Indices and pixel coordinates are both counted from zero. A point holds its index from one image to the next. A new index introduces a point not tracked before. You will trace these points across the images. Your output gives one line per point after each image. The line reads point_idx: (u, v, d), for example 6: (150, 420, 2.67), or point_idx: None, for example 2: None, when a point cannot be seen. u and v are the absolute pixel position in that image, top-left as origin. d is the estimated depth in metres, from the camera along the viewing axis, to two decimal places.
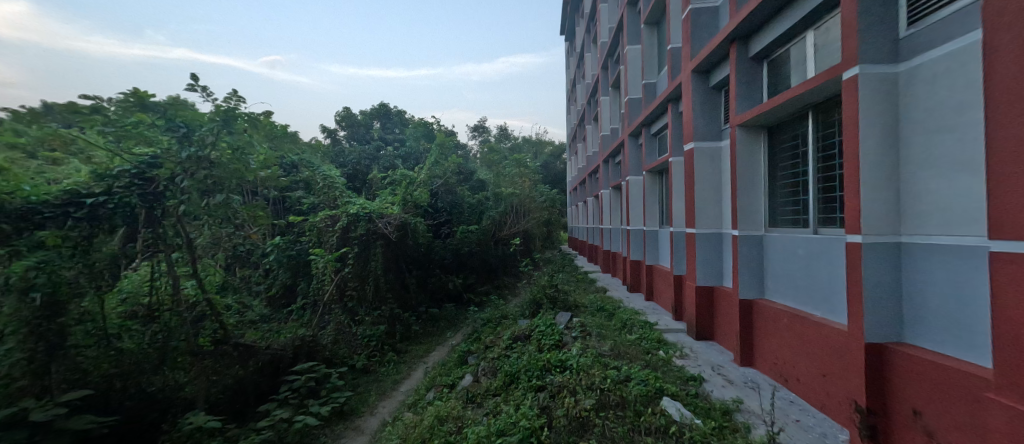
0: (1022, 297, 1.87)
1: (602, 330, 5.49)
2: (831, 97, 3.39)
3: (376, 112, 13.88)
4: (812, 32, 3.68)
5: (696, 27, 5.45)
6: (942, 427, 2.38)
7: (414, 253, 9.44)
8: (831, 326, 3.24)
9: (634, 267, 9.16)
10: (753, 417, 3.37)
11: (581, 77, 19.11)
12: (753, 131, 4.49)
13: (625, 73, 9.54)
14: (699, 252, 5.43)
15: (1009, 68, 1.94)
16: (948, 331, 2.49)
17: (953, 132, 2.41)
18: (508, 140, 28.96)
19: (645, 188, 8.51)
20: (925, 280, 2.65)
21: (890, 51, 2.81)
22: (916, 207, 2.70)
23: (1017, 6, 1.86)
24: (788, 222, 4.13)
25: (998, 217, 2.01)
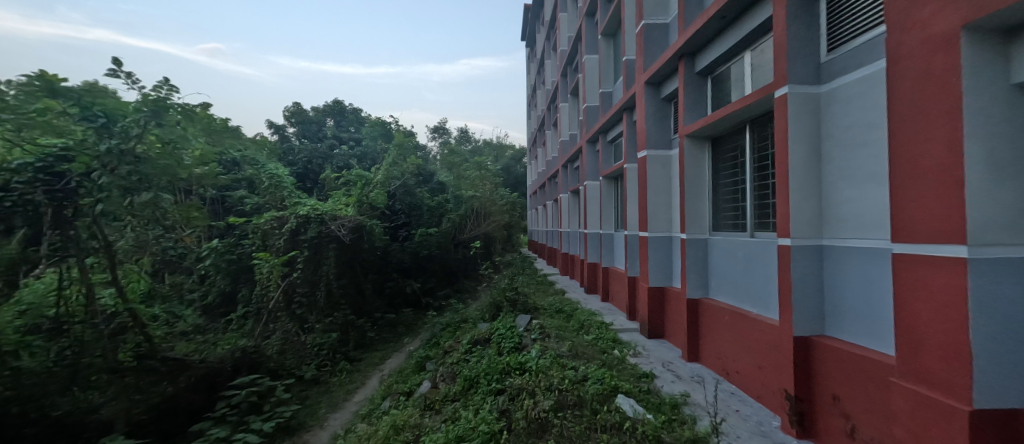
0: (921, 292, 2.16)
1: (561, 331, 5.59)
2: (765, 112, 3.72)
3: (330, 109, 13.21)
4: (750, 52, 4.02)
5: (649, 41, 5.76)
6: (858, 409, 2.67)
7: (370, 257, 9.09)
8: (766, 322, 3.54)
9: (591, 269, 9.46)
10: (699, 409, 3.59)
11: (541, 83, 19.43)
12: (699, 141, 4.81)
13: (584, 82, 9.84)
14: (651, 255, 5.72)
15: (907, 95, 2.26)
16: (860, 323, 2.81)
17: (865, 147, 2.74)
18: (469, 142, 28.80)
19: (602, 193, 8.83)
20: (841, 279, 2.98)
21: (814, 74, 3.15)
22: (835, 213, 3.02)
23: (919, 41, 2.17)
24: (729, 226, 4.46)
25: (901, 223, 2.31)
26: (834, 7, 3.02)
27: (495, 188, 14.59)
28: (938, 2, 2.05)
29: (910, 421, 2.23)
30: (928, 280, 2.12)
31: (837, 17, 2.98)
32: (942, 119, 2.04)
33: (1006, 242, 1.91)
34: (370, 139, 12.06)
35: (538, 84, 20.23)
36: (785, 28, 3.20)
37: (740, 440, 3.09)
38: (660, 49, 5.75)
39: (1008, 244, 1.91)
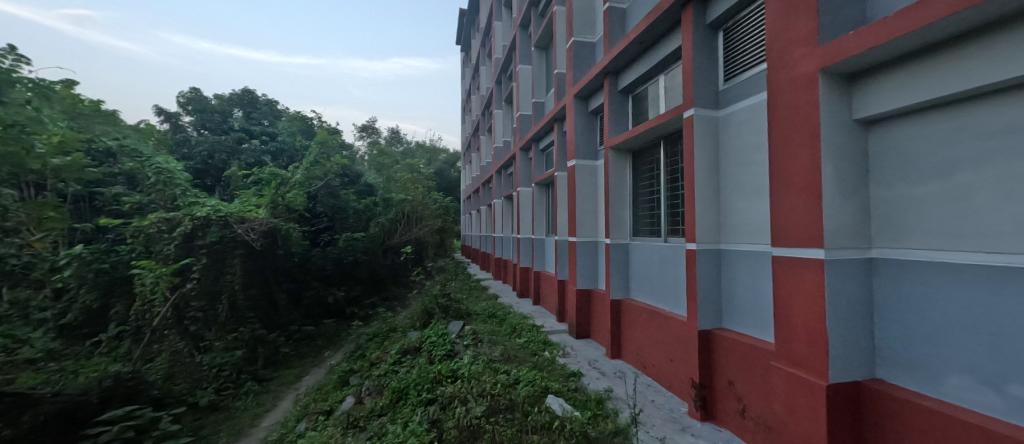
0: (793, 288, 2.58)
1: (493, 336, 5.62)
2: (677, 130, 4.15)
3: (239, 98, 11.71)
4: (664, 76, 4.48)
5: (579, 57, 6.11)
6: (747, 390, 3.10)
7: (285, 264, 8.23)
8: (677, 318, 3.94)
9: (523, 273, 9.66)
10: (620, 403, 3.86)
11: (476, 89, 19.47)
12: (621, 153, 5.21)
13: (517, 90, 10.09)
14: (579, 259, 6.03)
15: (781, 123, 2.70)
16: (749, 316, 3.26)
17: (753, 165, 3.20)
18: (399, 143, 27.69)
19: (534, 199, 9.10)
20: (735, 278, 3.44)
21: (714, 99, 3.60)
22: (730, 221, 3.48)
23: (791, 79, 2.61)
24: (647, 232, 4.89)
25: (777, 230, 2.73)
26: (730, 44, 3.50)
27: (428, 192, 14.20)
28: (806, 48, 2.51)
29: (783, 396, 2.65)
30: (797, 277, 2.55)
31: (733, 52, 3.46)
32: (807, 144, 2.48)
33: (850, 245, 2.39)
34: (287, 135, 10.86)
35: (473, 89, 20.22)
36: (692, 57, 3.62)
37: (655, 428, 3.39)
38: (588, 66, 6.14)
39: (851, 247, 2.39)
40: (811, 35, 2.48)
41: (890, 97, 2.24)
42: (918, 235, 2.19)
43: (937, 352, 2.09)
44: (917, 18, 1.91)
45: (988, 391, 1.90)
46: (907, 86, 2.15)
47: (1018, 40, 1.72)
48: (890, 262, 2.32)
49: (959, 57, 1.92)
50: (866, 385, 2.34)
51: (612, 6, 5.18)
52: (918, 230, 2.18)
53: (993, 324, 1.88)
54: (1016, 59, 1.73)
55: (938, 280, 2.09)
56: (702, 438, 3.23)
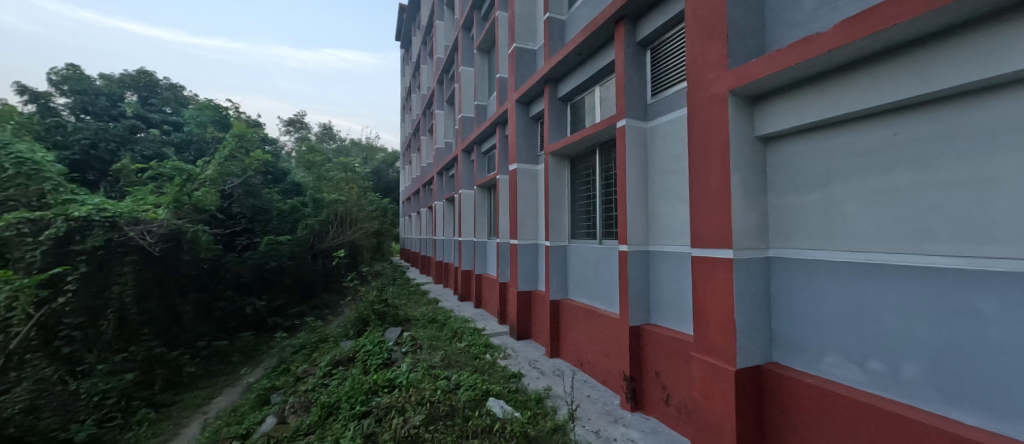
0: (708, 285, 2.88)
1: (433, 342, 5.49)
2: (611, 138, 4.41)
3: (133, 79, 10.11)
4: (599, 87, 4.75)
5: (520, 63, 6.24)
6: (671, 379, 3.38)
7: (194, 272, 7.14)
8: (610, 316, 4.18)
9: (464, 277, 9.55)
10: (559, 400, 3.98)
11: (417, 88, 18.96)
12: (560, 159, 5.40)
13: (459, 92, 10.02)
14: (520, 261, 6.13)
15: (697, 136, 3.00)
16: (673, 312, 3.56)
17: (676, 173, 3.52)
18: (331, 140, 25.90)
19: (475, 202, 9.07)
20: (661, 277, 3.74)
21: (643, 111, 3.90)
22: (657, 224, 3.78)
23: (706, 98, 2.92)
24: (583, 235, 5.11)
25: (696, 232, 3.02)
26: (657, 61, 3.82)
27: (363, 193, 13.45)
28: (718, 71, 2.82)
29: (699, 383, 2.92)
30: (711, 274, 2.85)
31: (660, 69, 3.78)
32: (719, 156, 2.78)
33: (753, 246, 2.72)
34: (196, 125, 9.61)
35: (413, 88, 19.69)
36: (624, 72, 3.89)
37: (590, 421, 3.55)
38: (529, 73, 6.29)
39: (754, 248, 2.73)
40: (723, 59, 2.79)
41: (783, 118, 2.61)
42: (804, 237, 2.57)
43: (819, 336, 2.47)
44: (805, 52, 2.26)
45: (854, 367, 2.30)
46: (796, 109, 2.53)
47: (875, 76, 2.12)
48: (783, 261, 2.69)
49: (834, 87, 2.32)
50: (765, 367, 2.69)
51: (552, 17, 5.37)
52: (804, 233, 2.56)
53: (858, 311, 2.28)
54: (874, 92, 2.12)
55: (819, 275, 2.47)
56: (633, 427, 3.46)
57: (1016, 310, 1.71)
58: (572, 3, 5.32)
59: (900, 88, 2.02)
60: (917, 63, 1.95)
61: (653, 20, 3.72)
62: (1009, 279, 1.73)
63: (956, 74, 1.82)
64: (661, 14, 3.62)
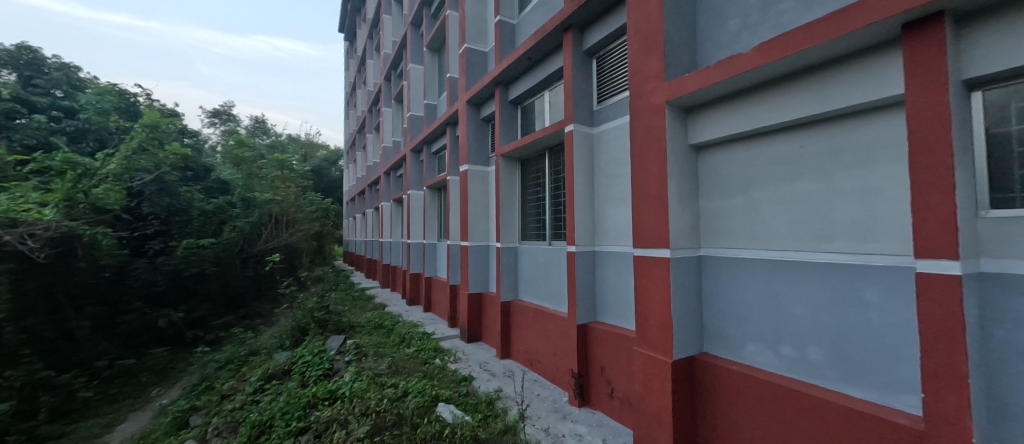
0: (647, 282, 3.06)
1: (379, 349, 5.30)
2: (560, 142, 4.54)
3: (9, 55, 8.52)
4: (549, 92, 4.87)
5: (470, 64, 6.21)
6: (616, 374, 3.55)
7: (97, 282, 6.21)
8: (559, 315, 4.30)
9: (413, 280, 9.28)
10: (509, 401, 4.00)
11: (362, 83, 18.09)
12: (511, 161, 5.46)
13: (408, 90, 9.73)
14: (471, 263, 6.08)
15: (638, 142, 3.18)
16: (617, 309, 3.74)
17: (620, 177, 3.71)
18: (264, 134, 23.79)
19: (425, 203, 8.85)
20: (605, 276, 3.91)
21: (590, 117, 4.06)
22: (602, 226, 3.95)
23: (645, 106, 3.12)
24: (533, 236, 5.20)
25: (638, 233, 3.18)
26: (603, 70, 4.01)
27: (302, 192, 12.55)
28: (657, 82, 3.02)
29: (640, 375, 3.08)
30: (651, 273, 3.03)
31: (605, 78, 3.97)
32: (657, 162, 2.98)
33: (687, 246, 2.95)
34: (95, 112, 8.27)
35: (358, 83, 18.78)
36: (572, 78, 4.02)
37: (540, 420, 3.61)
38: (480, 74, 6.28)
39: (688, 247, 2.95)
40: (661, 71, 2.99)
41: (711, 128, 2.87)
42: (729, 237, 2.83)
43: (741, 327, 2.74)
44: (731, 69, 2.50)
45: (770, 352, 2.57)
46: (723, 120, 2.79)
47: (786, 95, 2.41)
48: (712, 259, 2.94)
49: (754, 103, 2.60)
50: (698, 357, 2.92)
51: (503, 19, 5.41)
52: (729, 234, 2.83)
53: (773, 302, 2.56)
54: (785, 108, 2.42)
55: (741, 271, 2.74)
56: (580, 422, 3.57)
57: (892, 296, 2.03)
58: (523, 7, 5.41)
59: (806, 106, 2.31)
60: (818, 84, 2.25)
61: (599, 30, 3.90)
62: (886, 271, 2.05)
63: (847, 96, 2.13)
64: (606, 25, 3.80)
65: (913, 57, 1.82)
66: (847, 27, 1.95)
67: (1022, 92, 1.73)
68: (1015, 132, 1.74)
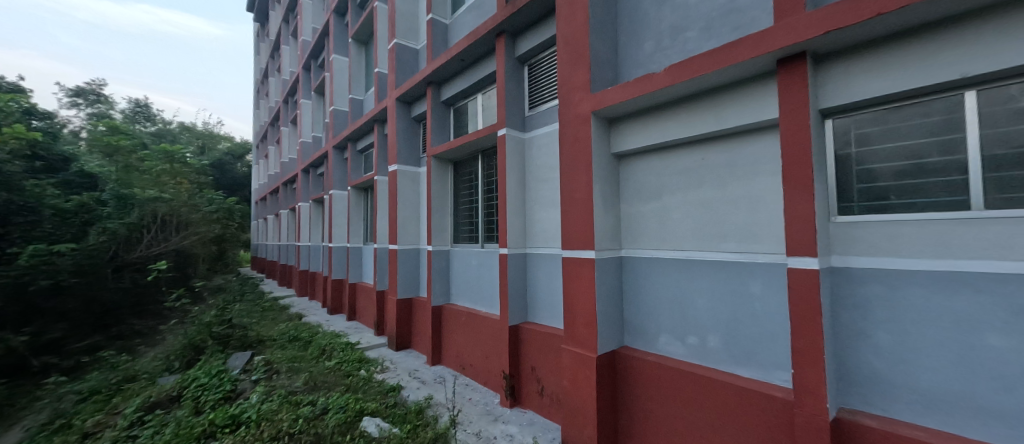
0: (575, 282, 3.21)
1: (294, 364, 4.85)
2: (492, 145, 4.58)
3: None
4: (482, 95, 4.90)
5: (400, 61, 5.97)
6: (545, 371, 3.67)
7: None
8: (491, 317, 4.33)
9: (336, 287, 8.61)
10: (440, 408, 3.90)
11: (275, 71, 16.39)
12: (443, 162, 5.36)
13: (330, 83, 9.04)
14: (400, 268, 5.82)
15: (566, 148, 3.32)
16: (547, 310, 3.87)
17: (549, 182, 3.86)
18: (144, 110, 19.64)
19: (349, 204, 8.28)
20: (535, 277, 4.03)
21: (521, 123, 4.16)
22: (533, 229, 4.06)
23: (573, 115, 3.28)
24: (466, 239, 5.16)
25: (566, 235, 3.31)
26: (534, 77, 4.14)
27: (200, 188, 10.82)
28: (583, 93, 3.20)
29: (568, 371, 3.21)
30: (578, 273, 3.19)
31: (536, 85, 4.11)
32: (584, 167, 3.15)
33: (610, 248, 3.16)
34: None
35: (270, 71, 16.98)
36: (505, 83, 4.08)
37: (472, 424, 3.57)
38: (410, 72, 6.07)
39: (610, 249, 3.16)
40: (588, 83, 3.18)
41: (630, 139, 3.12)
42: (645, 239, 3.11)
43: (655, 321, 3.02)
44: (647, 86, 2.74)
45: (678, 342, 2.87)
46: (640, 133, 3.05)
47: (691, 112, 2.72)
48: (632, 259, 3.19)
49: (666, 118, 2.88)
50: (618, 351, 3.15)
51: (435, 18, 5.31)
52: (645, 236, 3.10)
53: (681, 297, 2.86)
54: (690, 125, 2.73)
55: (655, 270, 3.02)
56: (512, 423, 3.61)
57: (772, 288, 2.39)
58: (456, 9, 5.36)
59: (705, 124, 2.64)
60: (716, 106, 2.58)
61: (530, 39, 4.02)
62: (766, 268, 2.42)
63: (739, 118, 2.46)
64: (537, 35, 3.94)
65: (787, 87, 2.17)
66: (740, 56, 2.26)
67: (859, 121, 2.16)
68: (854, 154, 2.18)
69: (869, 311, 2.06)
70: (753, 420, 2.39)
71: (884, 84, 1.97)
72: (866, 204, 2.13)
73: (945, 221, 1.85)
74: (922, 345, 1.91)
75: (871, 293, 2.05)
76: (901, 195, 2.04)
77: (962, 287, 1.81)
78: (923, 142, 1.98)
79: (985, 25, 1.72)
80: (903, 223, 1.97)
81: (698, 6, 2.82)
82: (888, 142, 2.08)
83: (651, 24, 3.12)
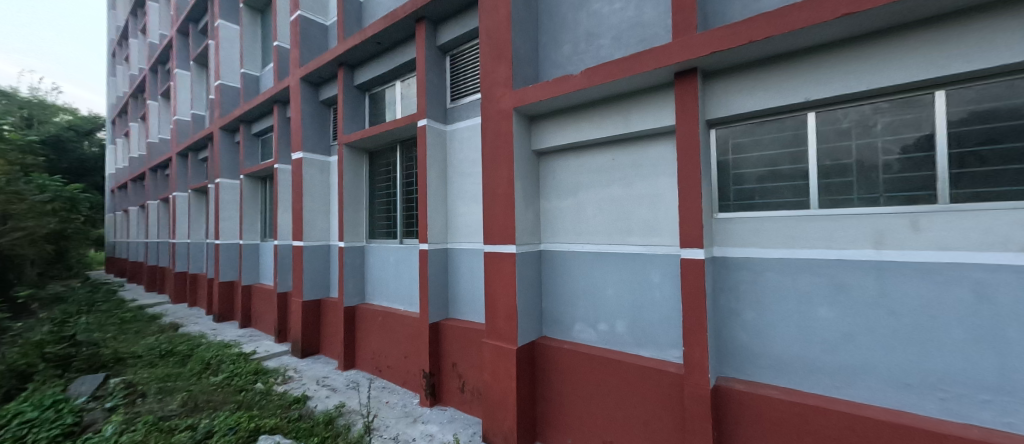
0: (498, 276, 3.22)
1: (167, 384, 4.10)
2: (412, 136, 4.39)
3: None
4: (400, 83, 4.66)
5: (306, 36, 5.37)
6: (467, 367, 3.66)
7: None
8: (410, 316, 4.17)
9: (224, 290, 7.49)
10: (353, 416, 3.64)
11: (139, 31, 13.59)
12: (357, 152, 4.97)
13: (215, 53, 7.77)
14: (306, 266, 5.27)
15: (489, 142, 3.31)
16: (468, 305, 3.85)
17: (471, 176, 3.83)
18: None
19: (241, 195, 7.25)
20: (457, 272, 3.97)
21: (443, 114, 4.05)
22: (454, 223, 4.00)
23: (495, 109, 3.28)
24: (383, 234, 4.87)
25: (489, 229, 3.29)
26: (455, 68, 4.06)
27: (28, 171, 8.39)
28: (505, 89, 3.22)
29: (488, 365, 3.24)
30: (499, 267, 3.22)
31: (458, 77, 4.03)
32: (506, 163, 3.19)
33: (529, 242, 3.25)
34: None
35: (132, 31, 13.99)
36: (425, 71, 3.92)
37: (388, 428, 3.40)
38: (318, 50, 5.50)
39: (530, 243, 3.25)
40: (509, 79, 3.20)
41: (549, 136, 3.23)
42: (562, 233, 3.26)
43: (572, 311, 3.19)
44: (563, 87, 2.85)
45: (591, 330, 3.08)
46: (558, 131, 3.18)
47: (603, 115, 2.92)
48: (550, 253, 3.33)
49: (581, 118, 3.04)
50: (538, 342, 3.26)
51: None
52: (562, 230, 3.26)
53: (594, 288, 3.06)
54: (602, 126, 2.92)
55: (572, 262, 3.19)
56: (432, 422, 3.53)
57: (668, 276, 2.69)
58: None
59: (614, 127, 2.86)
60: (624, 111, 2.81)
61: (452, 29, 3.92)
62: (664, 259, 2.71)
63: (642, 123, 2.71)
64: (459, 26, 3.86)
65: (683, 97, 2.44)
66: (644, 66, 2.47)
67: (734, 132, 2.53)
68: (730, 161, 2.55)
69: (740, 294, 2.44)
70: (651, 395, 2.66)
71: (754, 101, 2.33)
72: (739, 203, 2.51)
73: (794, 217, 2.27)
74: (777, 320, 2.32)
75: (742, 278, 2.43)
76: (763, 196, 2.44)
77: (804, 271, 2.23)
78: (779, 152, 2.40)
79: (823, 59, 2.12)
80: (765, 220, 2.37)
81: (609, 16, 3.03)
82: (755, 151, 2.47)
83: (569, 27, 3.26)
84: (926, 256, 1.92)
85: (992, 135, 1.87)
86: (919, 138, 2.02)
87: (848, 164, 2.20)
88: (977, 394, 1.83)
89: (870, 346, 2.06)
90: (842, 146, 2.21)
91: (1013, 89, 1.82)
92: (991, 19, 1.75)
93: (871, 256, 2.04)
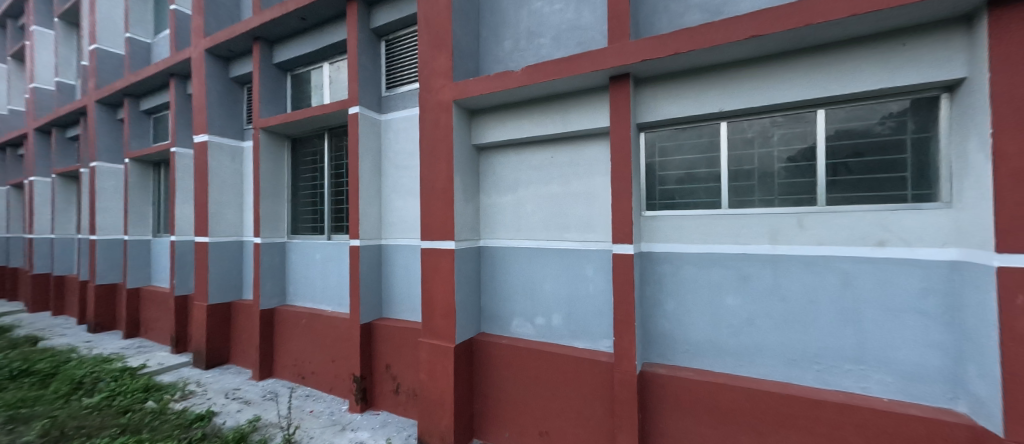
0: (435, 274, 3.12)
1: (20, 411, 3.34)
2: (342, 124, 4.08)
3: None
4: (328, 65, 4.31)
5: (213, 3, 4.71)
6: (402, 368, 3.50)
7: None
8: (339, 317, 3.88)
9: (105, 294, 6.34)
10: (270, 429, 3.29)
11: None
12: (277, 138, 4.49)
13: (90, 12, 6.50)
14: (213, 265, 4.65)
15: (427, 134, 3.18)
16: (404, 303, 3.69)
17: (407, 169, 3.66)
18: None
19: (127, 182, 6.17)
20: (391, 269, 3.78)
21: (377, 103, 3.81)
22: (389, 218, 3.79)
23: (433, 100, 3.16)
24: (307, 230, 4.46)
25: (427, 225, 3.17)
26: (391, 54, 3.85)
27: None
28: (443, 80, 3.12)
29: (425, 366, 3.13)
30: (437, 263, 3.12)
31: (393, 64, 3.83)
32: (444, 156, 3.09)
33: (468, 238, 3.19)
34: None
35: None
36: (357, 55, 3.64)
37: (313, 440, 3.13)
38: (228, 20, 4.86)
39: (469, 239, 3.20)
40: (448, 70, 3.10)
41: (489, 131, 3.20)
42: (501, 229, 3.26)
43: (510, 306, 3.20)
44: (502, 82, 2.83)
45: (528, 324, 3.12)
46: (497, 127, 3.16)
47: (541, 113, 2.96)
48: (489, 249, 3.31)
49: (520, 115, 3.05)
50: (476, 339, 3.23)
51: None
52: (502, 226, 3.26)
53: (532, 283, 3.10)
54: (540, 124, 2.96)
55: (510, 258, 3.20)
56: (362, 429, 3.32)
57: (601, 271, 2.82)
58: None
59: (552, 125, 2.91)
60: (561, 110, 2.88)
61: (386, 11, 3.69)
62: (598, 254, 2.83)
63: (578, 123, 2.80)
64: (394, 9, 3.65)
65: (615, 101, 2.56)
66: (579, 67, 2.54)
67: (660, 136, 2.72)
68: (656, 162, 2.74)
69: (663, 286, 2.64)
70: (585, 385, 2.77)
71: (676, 109, 2.52)
72: (663, 202, 2.71)
73: (709, 216, 2.51)
74: (694, 308, 2.54)
75: (665, 271, 2.63)
76: (683, 197, 2.65)
77: (715, 264, 2.48)
78: (697, 157, 2.62)
79: (733, 75, 2.36)
80: (685, 218, 2.58)
81: (550, 16, 3.07)
82: (677, 155, 2.68)
83: (510, 23, 3.26)
84: (809, 250, 2.23)
85: (856, 150, 2.22)
86: (805, 149, 2.34)
87: (751, 170, 2.48)
88: (843, 365, 2.18)
89: (766, 328, 2.35)
90: (747, 154, 2.48)
91: (871, 112, 2.18)
92: (857, 52, 2.08)
93: (768, 250, 2.33)
